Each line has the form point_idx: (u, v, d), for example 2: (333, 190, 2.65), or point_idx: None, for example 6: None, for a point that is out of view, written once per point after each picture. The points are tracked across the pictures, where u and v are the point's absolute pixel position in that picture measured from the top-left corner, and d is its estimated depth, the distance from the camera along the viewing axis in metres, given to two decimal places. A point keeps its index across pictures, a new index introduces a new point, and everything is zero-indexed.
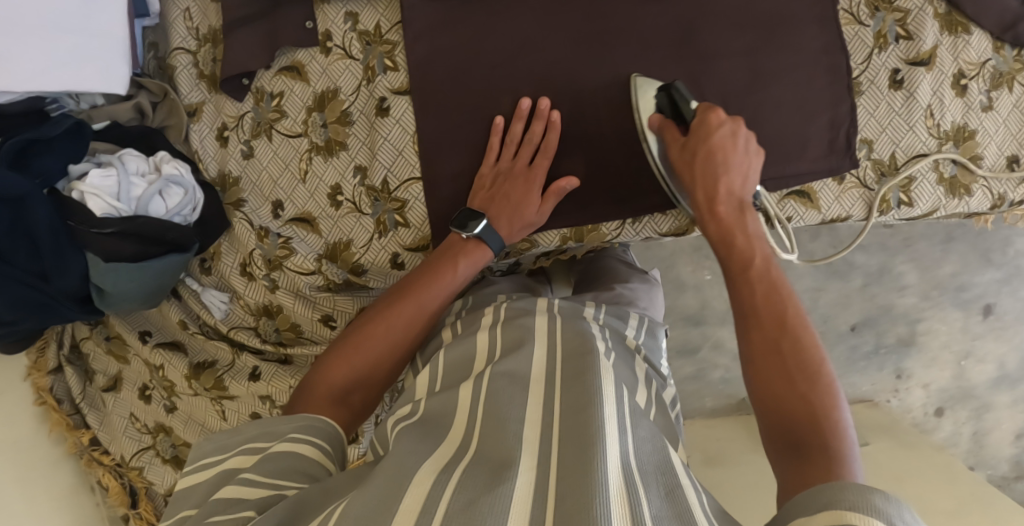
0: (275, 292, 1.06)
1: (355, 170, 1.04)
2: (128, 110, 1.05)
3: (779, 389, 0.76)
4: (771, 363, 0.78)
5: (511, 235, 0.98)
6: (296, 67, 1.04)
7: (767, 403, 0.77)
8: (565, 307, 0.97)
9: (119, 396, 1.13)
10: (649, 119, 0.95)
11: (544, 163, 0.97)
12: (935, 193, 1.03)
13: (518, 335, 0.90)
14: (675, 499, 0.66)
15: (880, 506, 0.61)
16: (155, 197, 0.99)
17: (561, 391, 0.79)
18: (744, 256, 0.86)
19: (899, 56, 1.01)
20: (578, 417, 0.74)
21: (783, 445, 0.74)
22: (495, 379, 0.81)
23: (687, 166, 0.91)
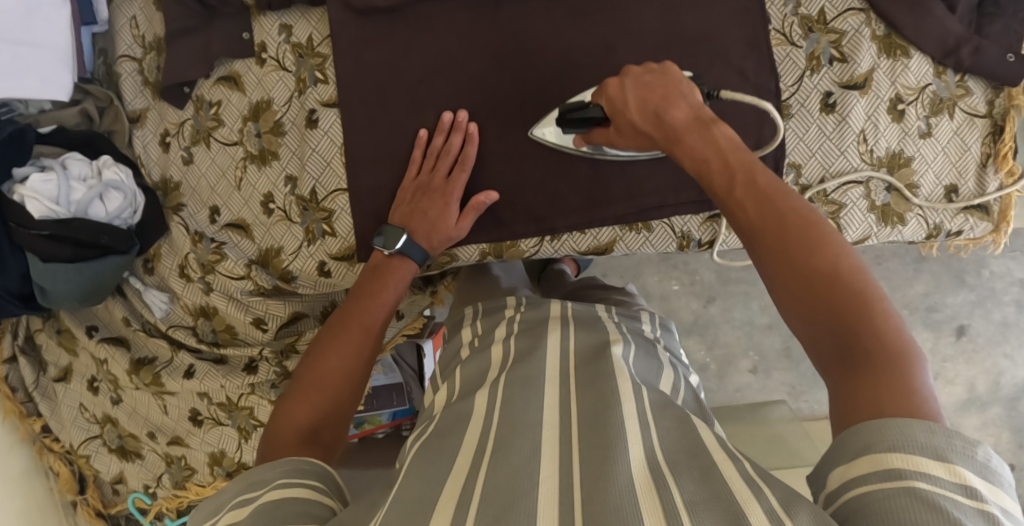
0: (209, 295, 1.10)
1: (286, 179, 1.06)
2: (75, 115, 1.10)
3: (813, 298, 0.69)
4: (789, 274, 0.70)
5: (433, 248, 0.99)
6: (233, 77, 1.07)
7: (806, 325, 0.69)
8: (577, 315, 1.01)
9: (69, 387, 1.19)
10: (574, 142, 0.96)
11: (460, 178, 0.98)
12: (865, 221, 1.01)
13: (533, 340, 0.94)
14: (708, 483, 0.66)
15: (924, 440, 0.59)
16: (94, 201, 1.03)
17: (576, 398, 0.83)
18: (724, 182, 0.77)
19: (832, 79, 0.99)
20: (594, 419, 0.77)
21: (841, 368, 0.66)
22: (512, 383, 0.84)
23: (641, 136, 0.86)
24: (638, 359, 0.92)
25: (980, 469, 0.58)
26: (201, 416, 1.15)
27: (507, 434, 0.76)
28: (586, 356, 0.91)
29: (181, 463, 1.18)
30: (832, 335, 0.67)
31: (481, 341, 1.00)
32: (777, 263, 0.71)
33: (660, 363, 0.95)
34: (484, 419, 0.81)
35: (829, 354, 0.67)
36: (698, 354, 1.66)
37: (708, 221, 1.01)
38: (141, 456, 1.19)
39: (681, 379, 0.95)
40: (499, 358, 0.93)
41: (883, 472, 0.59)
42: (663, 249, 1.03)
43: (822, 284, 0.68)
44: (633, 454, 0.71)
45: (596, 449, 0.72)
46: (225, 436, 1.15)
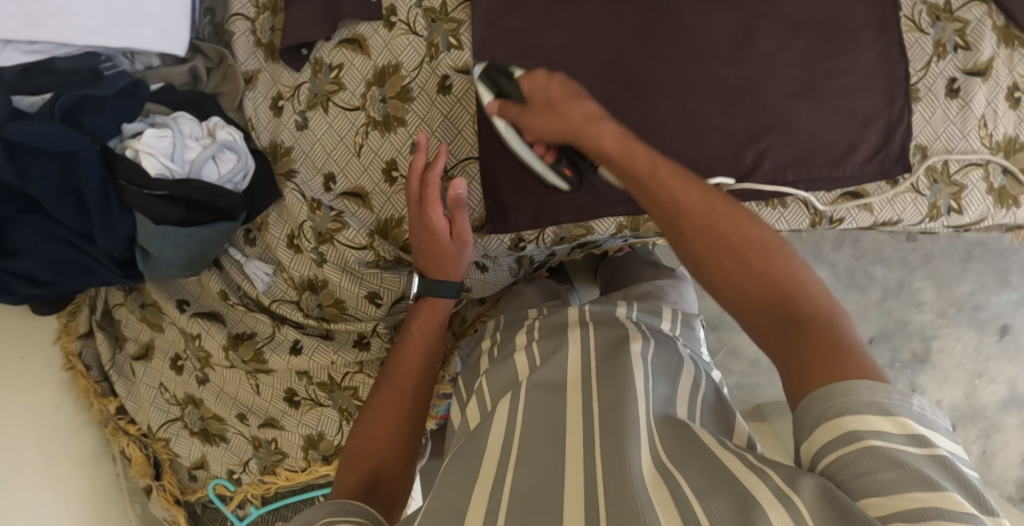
0: (323, 266, 1.04)
1: (413, 146, 1.03)
2: (183, 73, 1.03)
3: (740, 276, 0.75)
4: (724, 259, 0.76)
5: (447, 274, 0.99)
6: (358, 40, 1.03)
7: (745, 310, 0.75)
8: (595, 314, 1.00)
9: (149, 366, 1.11)
10: (491, 105, 0.93)
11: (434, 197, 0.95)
12: (984, 203, 1.04)
13: (556, 342, 0.94)
14: (711, 472, 0.70)
15: (871, 398, 0.65)
16: (208, 161, 0.98)
17: (596, 395, 0.83)
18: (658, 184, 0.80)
19: (957, 65, 1.03)
20: (613, 414, 0.78)
21: (784, 336, 0.72)
22: (534, 389, 0.86)
23: (549, 109, 0.90)
24: (657, 354, 0.89)
25: (919, 416, 0.65)
26: (298, 397, 1.09)
27: (531, 442, 0.78)
28: (607, 352, 0.90)
29: (271, 447, 1.11)
30: (772, 314, 0.73)
31: (501, 350, 1.01)
32: (701, 252, 0.77)
33: (680, 356, 0.91)
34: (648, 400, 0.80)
35: (768, 325, 0.73)
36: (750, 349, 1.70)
37: (841, 198, 1.03)
38: (226, 440, 1.12)
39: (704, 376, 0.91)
40: (525, 366, 0.93)
41: (843, 435, 0.65)
42: (796, 225, 1.04)
43: (749, 261, 0.75)
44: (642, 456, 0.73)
45: (618, 448, 0.74)
46: (325, 417, 1.09)
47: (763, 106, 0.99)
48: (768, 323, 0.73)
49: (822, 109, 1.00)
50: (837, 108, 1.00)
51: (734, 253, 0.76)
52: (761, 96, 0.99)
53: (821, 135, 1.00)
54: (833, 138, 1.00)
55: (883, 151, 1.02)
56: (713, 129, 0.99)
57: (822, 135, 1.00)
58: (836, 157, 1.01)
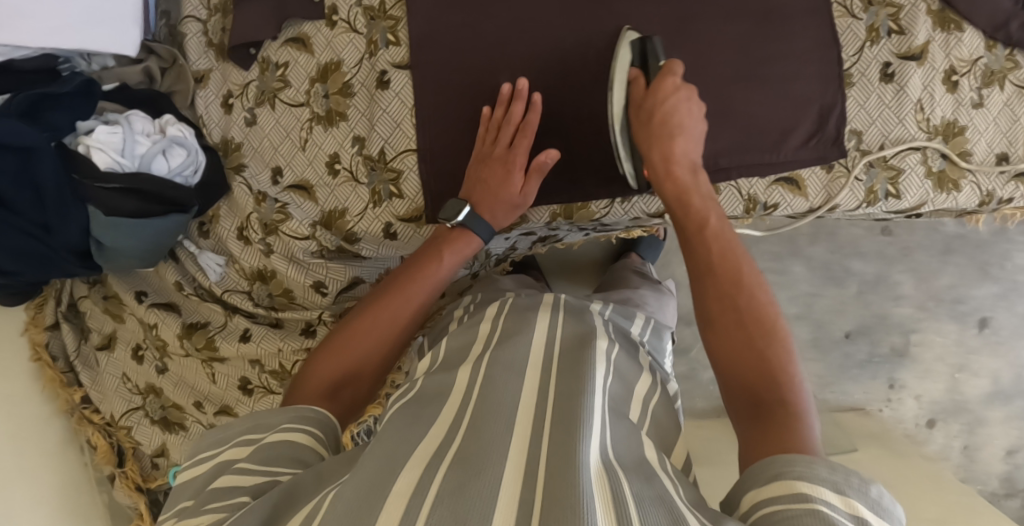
0: (270, 257, 1.08)
1: (354, 139, 1.06)
2: (138, 73, 1.08)
3: (741, 349, 0.80)
4: (728, 332, 0.81)
5: (495, 220, 1.02)
6: (302, 39, 1.07)
7: (727, 369, 0.80)
8: (569, 303, 1.06)
9: (113, 355, 1.15)
10: (629, 75, 0.94)
11: (656, 107, 0.91)
12: (923, 187, 1.04)
13: (523, 323, 0.99)
14: (652, 484, 0.70)
15: (825, 475, 0.66)
16: (158, 155, 1.02)
17: (557, 383, 0.86)
18: (699, 214, 0.89)
19: (891, 50, 1.03)
20: (566, 406, 0.80)
21: (757, 410, 0.76)
22: (495, 364, 0.90)
23: (660, 145, 0.91)
24: (619, 358, 0.96)
25: (872, 504, 0.65)
26: (251, 385, 1.13)
27: (481, 415, 0.79)
28: (571, 344, 0.94)
29: None
30: (751, 399, 0.77)
31: (469, 319, 1.08)
32: (710, 269, 0.84)
33: (638, 370, 0.98)
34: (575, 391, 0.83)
35: (743, 399, 0.78)
36: None
37: (774, 184, 1.03)
38: (185, 428, 1.15)
39: (657, 386, 0.98)
40: (487, 335, 1.00)
41: (790, 496, 0.66)
42: (731, 212, 1.03)
43: (754, 339, 0.79)
44: (595, 447, 0.73)
45: (566, 431, 0.75)
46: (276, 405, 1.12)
47: (699, 93, 1.01)
48: (746, 397, 0.78)
49: (756, 95, 1.01)
50: (771, 91, 1.01)
51: (733, 320, 0.81)
52: (696, 82, 1.00)
53: (756, 119, 1.01)
54: (769, 123, 1.01)
55: (819, 137, 1.03)
56: None
57: (758, 120, 1.01)
58: (772, 142, 1.02)
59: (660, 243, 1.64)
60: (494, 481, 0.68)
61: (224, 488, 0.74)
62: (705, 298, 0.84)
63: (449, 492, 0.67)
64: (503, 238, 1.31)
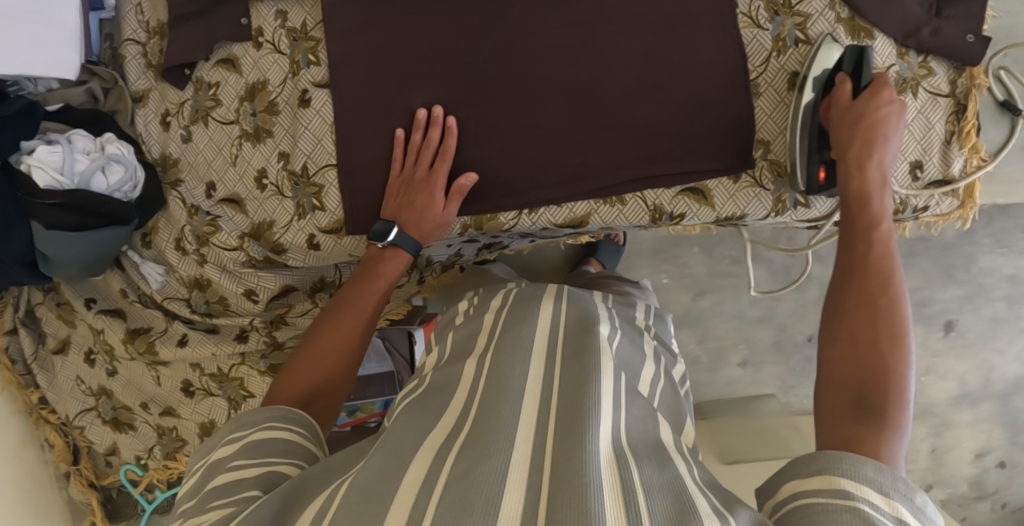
0: (204, 266, 1.14)
1: (279, 155, 1.11)
2: (81, 94, 1.14)
3: (859, 351, 0.82)
4: (860, 321, 0.83)
5: (423, 236, 1.04)
6: (231, 59, 1.12)
7: (839, 367, 0.82)
8: (573, 292, 1.08)
9: (67, 359, 1.22)
10: (878, 79, 0.95)
11: (867, 112, 0.93)
12: (833, 196, 1.05)
13: (525, 313, 0.99)
14: (663, 469, 0.74)
15: (872, 476, 0.69)
16: (97, 172, 1.08)
17: (560, 368, 0.88)
18: (873, 215, 0.91)
19: (798, 60, 1.03)
20: (574, 393, 0.82)
21: (854, 410, 0.78)
22: (498, 354, 0.91)
23: (862, 145, 0.93)
24: (621, 345, 0.99)
25: (916, 510, 0.68)
26: (193, 387, 1.19)
27: (486, 404, 0.82)
28: (575, 330, 0.95)
29: (172, 434, 1.21)
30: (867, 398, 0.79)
31: (475, 310, 1.08)
32: (883, 260, 0.87)
33: (642, 356, 1.02)
34: (473, 385, 0.88)
35: (842, 398, 0.80)
36: (689, 347, 1.73)
37: (680, 194, 1.05)
38: (134, 428, 1.22)
39: (661, 373, 1.03)
40: (487, 328, 1.00)
41: (831, 490, 0.69)
42: (636, 221, 1.06)
43: (880, 341, 0.81)
44: (604, 433, 0.76)
45: (572, 420, 0.78)
46: (215, 406, 1.18)
47: (602, 107, 1.03)
48: (846, 395, 0.80)
49: (661, 107, 1.03)
50: (676, 103, 1.03)
51: (884, 318, 0.83)
52: (601, 96, 1.03)
53: (663, 130, 1.03)
54: (673, 134, 1.03)
55: (727, 145, 1.03)
56: (553, 131, 1.03)
57: (665, 131, 1.03)
58: (679, 154, 1.03)
59: (620, 249, 1.67)
60: (501, 469, 0.72)
61: (224, 486, 0.77)
62: (844, 292, 0.86)
63: (455, 481, 0.70)
64: (444, 246, 1.35)
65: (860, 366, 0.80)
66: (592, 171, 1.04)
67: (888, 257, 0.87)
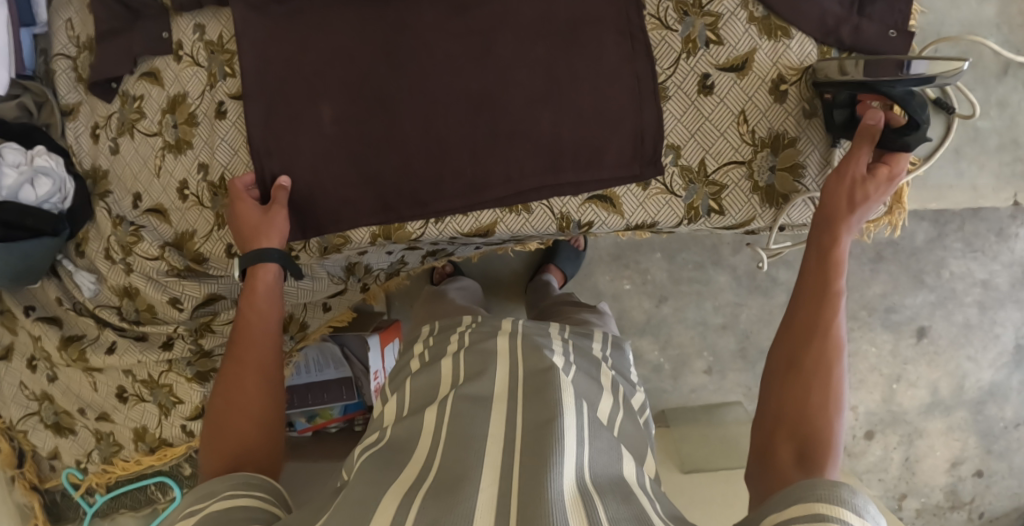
0: (130, 275, 1.16)
1: (199, 166, 1.12)
2: (14, 109, 1.16)
3: (813, 408, 0.82)
4: (811, 376, 0.84)
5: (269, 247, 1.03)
6: (154, 73, 1.14)
7: (789, 420, 0.83)
8: (528, 327, 1.11)
9: (11, 365, 1.26)
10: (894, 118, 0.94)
11: (879, 177, 0.92)
12: (749, 202, 1.02)
13: (484, 358, 1.03)
14: (628, 504, 0.82)
15: (846, 497, 0.71)
16: (25, 185, 1.12)
17: (524, 408, 0.94)
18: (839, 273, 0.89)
19: (709, 61, 1.01)
20: (539, 432, 0.88)
21: (798, 462, 0.80)
22: (460, 401, 0.96)
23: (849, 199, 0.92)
24: (578, 376, 1.01)
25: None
26: (126, 393, 1.22)
27: (455, 449, 0.89)
28: (534, 367, 0.99)
29: (110, 439, 1.24)
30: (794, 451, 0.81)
31: (432, 355, 1.10)
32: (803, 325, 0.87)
33: (599, 388, 1.03)
34: (434, 434, 0.93)
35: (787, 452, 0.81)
36: (652, 355, 1.71)
37: (588, 202, 1.04)
38: (75, 432, 1.26)
39: (621, 403, 1.04)
40: (450, 375, 1.02)
41: (807, 515, 0.71)
42: (544, 230, 1.05)
43: (822, 397, 0.83)
44: (567, 471, 0.83)
45: (541, 450, 0.85)
46: (147, 412, 1.21)
47: (501, 116, 1.02)
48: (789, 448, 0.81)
49: (563, 113, 1.01)
50: (579, 110, 1.00)
51: (804, 377, 0.84)
52: (501, 104, 1.02)
53: (565, 138, 1.01)
54: (576, 142, 1.01)
55: (633, 151, 1.01)
56: (452, 142, 1.03)
57: (568, 140, 1.01)
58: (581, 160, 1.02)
59: (580, 255, 1.67)
60: (467, 516, 0.79)
61: None
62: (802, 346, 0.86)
63: None
64: (384, 254, 1.34)
65: (803, 423, 0.82)
66: (489, 180, 1.03)
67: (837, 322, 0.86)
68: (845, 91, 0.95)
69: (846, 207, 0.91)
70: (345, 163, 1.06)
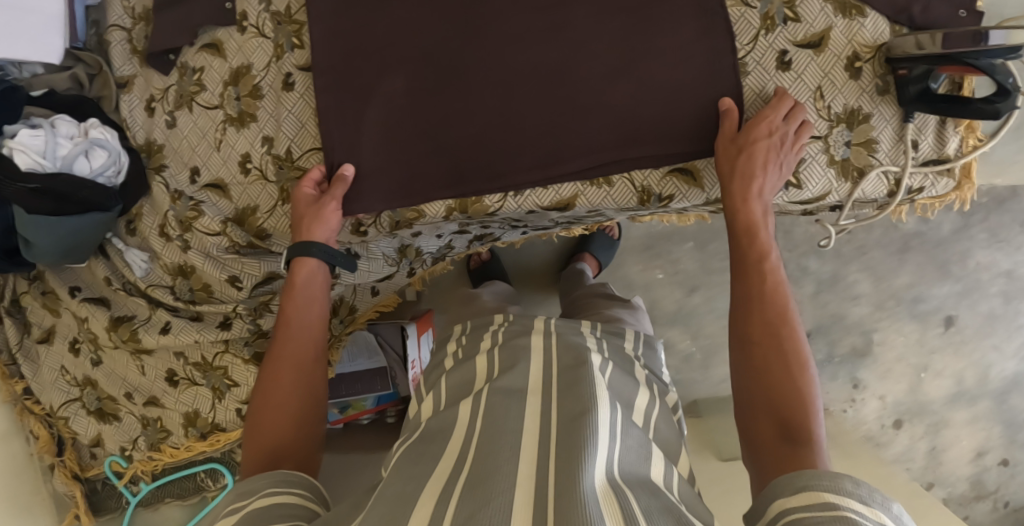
0: (187, 252, 1.12)
1: (263, 139, 1.09)
2: (65, 79, 1.13)
3: (780, 381, 0.86)
4: (768, 349, 0.89)
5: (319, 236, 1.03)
6: (216, 44, 1.11)
7: (750, 392, 0.88)
8: (560, 327, 1.07)
9: (51, 348, 1.21)
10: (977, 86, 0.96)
11: (746, 144, 0.97)
12: (825, 175, 1.03)
13: (516, 354, 1.00)
14: (657, 495, 0.78)
15: (852, 488, 0.71)
16: (79, 157, 1.07)
17: (556, 402, 0.90)
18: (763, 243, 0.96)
19: (787, 38, 1.02)
20: (572, 423, 0.85)
21: (783, 438, 0.83)
22: (494, 393, 0.93)
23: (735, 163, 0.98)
24: (615, 373, 0.97)
25: (894, 517, 0.70)
26: (177, 377, 1.18)
27: (486, 442, 0.85)
28: (568, 362, 0.96)
29: (156, 425, 1.20)
30: (769, 422, 0.85)
31: (465, 352, 1.07)
32: (761, 300, 0.92)
33: (635, 383, 0.99)
34: (466, 427, 0.89)
35: (767, 426, 0.85)
36: (683, 344, 1.69)
37: (669, 176, 1.04)
38: (119, 418, 1.21)
39: (655, 400, 1.00)
40: (484, 371, 1.00)
41: (818, 506, 0.71)
42: (624, 204, 1.05)
43: (788, 369, 0.87)
44: (599, 464, 0.79)
45: (574, 443, 0.82)
46: (199, 396, 1.17)
47: (577, 91, 1.01)
48: (767, 422, 0.85)
49: (641, 87, 1.00)
50: (657, 85, 1.00)
51: (769, 350, 0.89)
52: (577, 78, 1.01)
53: (644, 113, 1.01)
54: (653, 118, 1.01)
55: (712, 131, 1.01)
56: (528, 116, 1.02)
57: (647, 114, 1.01)
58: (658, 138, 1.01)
59: (615, 243, 1.65)
60: (502, 513, 0.74)
61: None
62: (750, 317, 0.92)
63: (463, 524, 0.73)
64: (436, 238, 1.31)
65: (772, 397, 0.86)
66: (567, 156, 1.02)
67: (780, 295, 0.92)
68: (921, 66, 0.97)
69: (740, 174, 0.97)
70: (419, 137, 1.05)
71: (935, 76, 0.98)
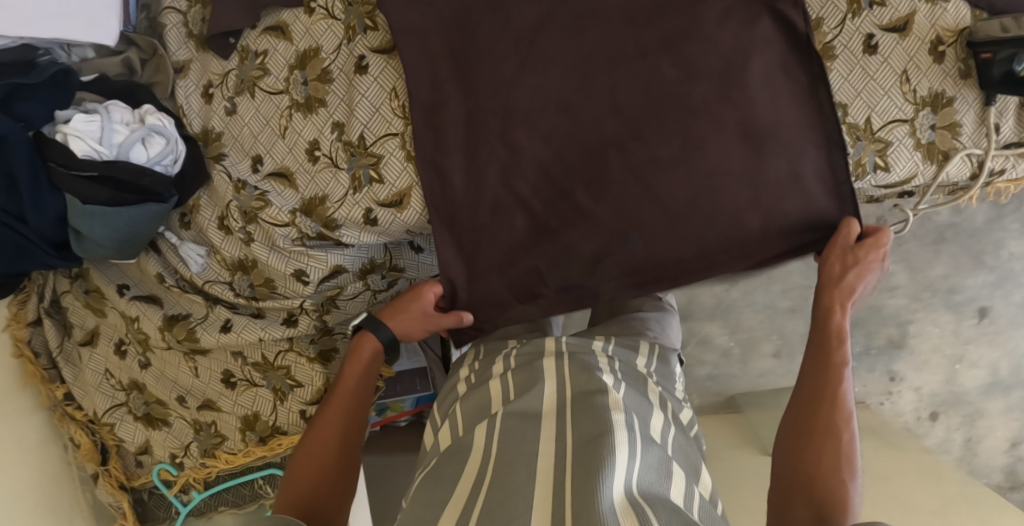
0: (250, 245, 1.07)
1: (333, 125, 1.03)
2: (117, 64, 1.08)
3: (819, 448, 0.88)
4: (819, 415, 0.91)
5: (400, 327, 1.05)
6: (280, 26, 1.05)
7: (793, 445, 0.90)
8: (571, 346, 0.99)
9: (95, 351, 1.15)
10: None
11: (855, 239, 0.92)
12: (912, 158, 1.02)
13: (533, 372, 0.94)
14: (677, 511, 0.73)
15: None
16: (136, 144, 1.00)
17: (572, 423, 0.85)
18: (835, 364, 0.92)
19: (874, 22, 1.01)
20: (587, 446, 0.80)
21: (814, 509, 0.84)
22: (508, 417, 0.88)
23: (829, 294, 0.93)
24: (630, 394, 0.90)
25: None
26: (234, 379, 1.11)
27: (500, 467, 0.81)
28: (584, 383, 0.90)
29: (211, 430, 1.13)
30: (816, 490, 0.86)
31: (478, 376, 1.01)
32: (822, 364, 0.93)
33: (650, 404, 0.91)
34: (483, 451, 0.86)
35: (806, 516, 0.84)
36: (721, 340, 1.62)
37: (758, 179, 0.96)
38: (168, 424, 1.14)
39: (672, 421, 0.91)
40: (500, 393, 0.94)
41: None
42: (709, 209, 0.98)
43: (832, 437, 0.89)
44: (619, 481, 0.75)
45: (589, 458, 0.78)
46: (260, 398, 1.11)
47: (661, 103, 0.93)
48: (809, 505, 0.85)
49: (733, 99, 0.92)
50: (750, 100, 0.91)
51: (824, 420, 0.90)
52: (659, 89, 0.93)
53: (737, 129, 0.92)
54: (748, 140, 0.91)
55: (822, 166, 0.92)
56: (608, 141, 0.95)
57: (740, 131, 0.92)
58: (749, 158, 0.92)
59: None
60: None
61: None
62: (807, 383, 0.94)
63: None
64: None
65: (816, 465, 0.88)
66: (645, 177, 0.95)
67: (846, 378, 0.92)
68: (1008, 49, 0.95)
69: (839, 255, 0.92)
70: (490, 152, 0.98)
71: (1022, 59, 0.94)
